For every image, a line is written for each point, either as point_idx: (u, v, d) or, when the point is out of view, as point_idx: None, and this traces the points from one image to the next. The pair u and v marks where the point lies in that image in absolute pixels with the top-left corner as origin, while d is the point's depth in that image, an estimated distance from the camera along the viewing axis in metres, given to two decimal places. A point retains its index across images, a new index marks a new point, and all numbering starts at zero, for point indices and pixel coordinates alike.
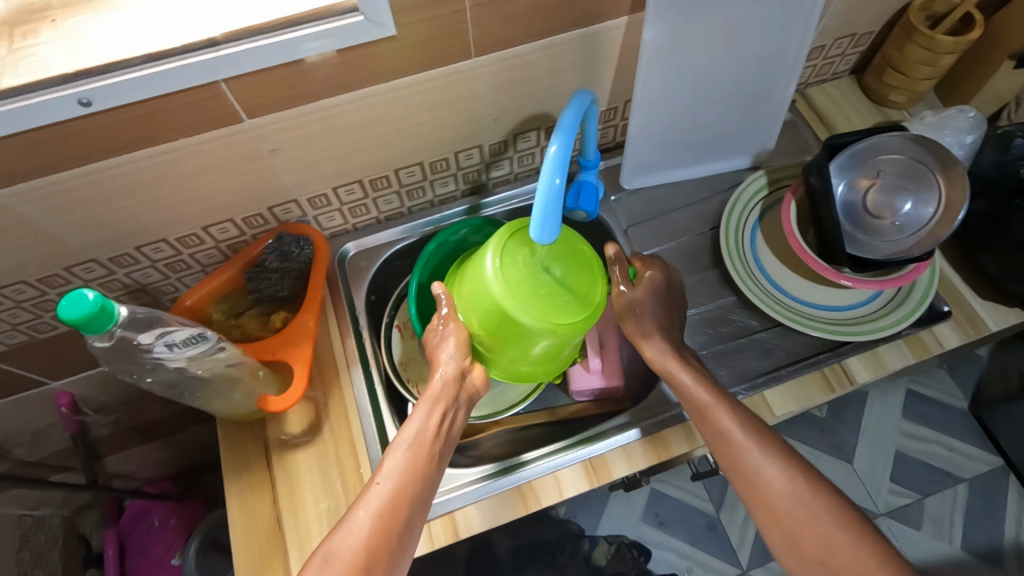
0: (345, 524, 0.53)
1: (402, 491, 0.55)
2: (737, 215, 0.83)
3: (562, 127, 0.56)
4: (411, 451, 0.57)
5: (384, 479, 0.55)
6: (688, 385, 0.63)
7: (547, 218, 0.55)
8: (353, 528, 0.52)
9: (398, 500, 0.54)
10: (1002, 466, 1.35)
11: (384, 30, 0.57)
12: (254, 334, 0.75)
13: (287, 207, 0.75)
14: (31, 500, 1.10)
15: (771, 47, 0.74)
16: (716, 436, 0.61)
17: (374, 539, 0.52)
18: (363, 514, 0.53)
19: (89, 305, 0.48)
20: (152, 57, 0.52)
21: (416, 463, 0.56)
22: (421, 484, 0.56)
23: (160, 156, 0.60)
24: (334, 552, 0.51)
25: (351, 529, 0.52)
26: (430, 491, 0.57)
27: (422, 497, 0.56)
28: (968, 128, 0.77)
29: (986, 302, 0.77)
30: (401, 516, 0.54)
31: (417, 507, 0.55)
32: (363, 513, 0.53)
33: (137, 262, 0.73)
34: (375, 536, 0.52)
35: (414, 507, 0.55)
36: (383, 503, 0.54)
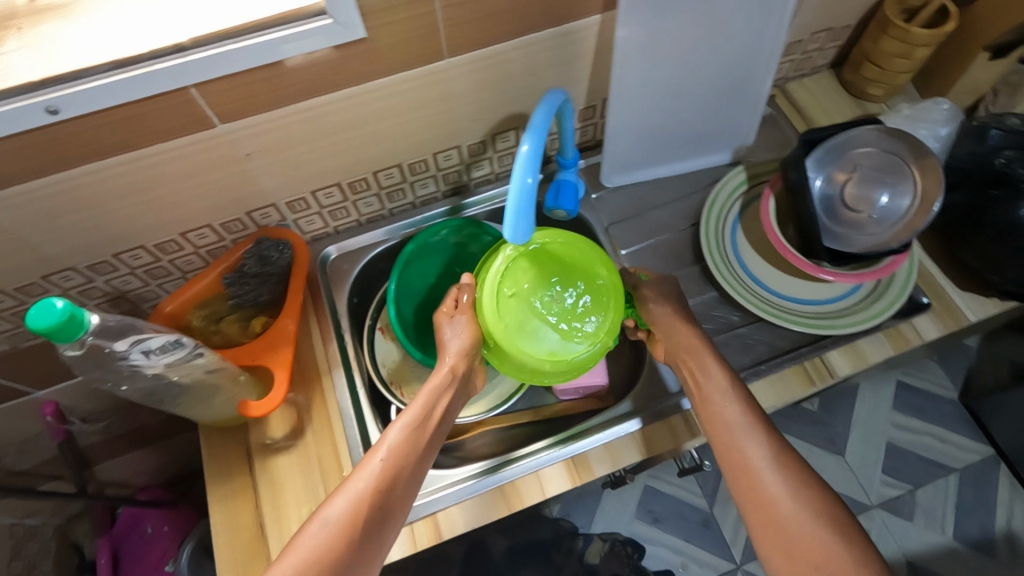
0: (342, 492, 0.56)
1: (399, 467, 0.58)
2: (717, 212, 0.83)
3: (533, 126, 0.56)
4: (411, 431, 0.60)
5: (385, 454, 0.58)
6: (712, 373, 0.64)
7: (520, 217, 0.56)
8: (350, 495, 0.55)
9: (394, 476, 0.57)
10: (993, 455, 1.35)
11: (353, 33, 0.56)
12: (235, 339, 0.75)
13: (265, 212, 0.75)
14: (22, 510, 1.10)
15: (744, 43, 0.74)
16: (724, 427, 0.61)
17: (368, 510, 0.55)
18: (361, 483, 0.56)
19: (58, 314, 0.48)
20: (120, 64, 0.52)
21: (414, 444, 0.60)
22: (417, 463, 0.59)
23: (133, 162, 0.60)
24: (331, 516, 0.54)
25: (348, 496, 0.55)
26: (424, 471, 0.60)
27: (416, 475, 0.59)
28: (943, 120, 0.78)
29: (965, 293, 0.77)
30: (395, 494, 0.57)
31: (412, 485, 0.58)
32: (361, 483, 0.56)
33: (116, 269, 0.72)
34: (370, 507, 0.55)
35: (409, 481, 0.58)
36: (381, 475, 0.56)
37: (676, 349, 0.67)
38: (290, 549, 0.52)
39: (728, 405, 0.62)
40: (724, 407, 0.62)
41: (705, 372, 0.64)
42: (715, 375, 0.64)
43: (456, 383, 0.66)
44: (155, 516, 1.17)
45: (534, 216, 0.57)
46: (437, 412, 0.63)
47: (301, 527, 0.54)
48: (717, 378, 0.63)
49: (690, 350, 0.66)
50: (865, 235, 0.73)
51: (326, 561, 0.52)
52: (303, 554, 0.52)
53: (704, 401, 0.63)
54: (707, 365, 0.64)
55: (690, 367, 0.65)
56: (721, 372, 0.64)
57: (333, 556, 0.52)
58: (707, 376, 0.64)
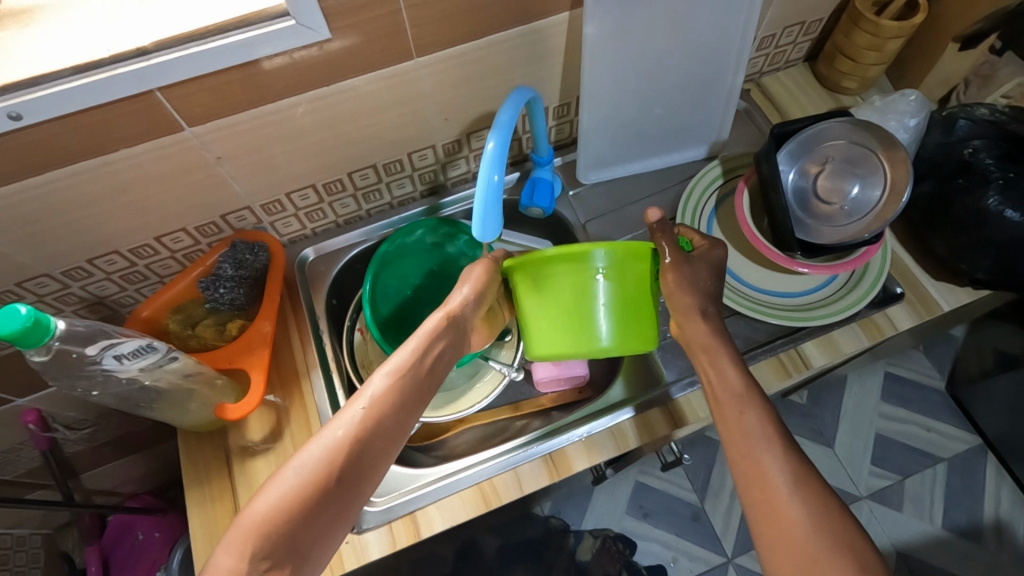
0: (319, 440, 0.54)
1: (381, 415, 0.56)
2: (693, 206, 0.83)
3: (500, 123, 0.56)
4: (398, 377, 0.58)
5: (368, 402, 0.56)
6: (727, 372, 0.62)
7: (487, 214, 0.56)
8: (324, 444, 0.54)
9: (375, 425, 0.55)
10: (979, 444, 1.36)
11: (318, 34, 0.57)
12: (211, 343, 0.74)
13: (240, 215, 0.75)
14: (10, 519, 1.10)
15: (713, 37, 0.75)
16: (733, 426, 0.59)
17: (344, 459, 0.53)
18: (338, 431, 0.54)
19: (21, 319, 0.48)
20: (81, 68, 0.52)
21: (401, 391, 0.58)
22: (400, 413, 0.57)
23: (101, 167, 0.60)
24: (303, 465, 0.52)
25: (324, 444, 0.54)
26: (409, 420, 0.59)
27: (399, 424, 0.57)
28: (912, 112, 0.79)
29: (938, 283, 0.78)
30: (375, 445, 0.55)
31: (394, 436, 0.57)
32: (339, 431, 0.54)
33: (91, 275, 0.72)
34: (347, 457, 0.53)
35: (388, 430, 0.56)
36: (361, 423, 0.55)
37: (690, 344, 0.65)
38: (260, 494, 0.52)
39: (743, 408, 0.59)
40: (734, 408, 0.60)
41: (720, 372, 0.62)
42: (732, 375, 0.61)
43: (451, 332, 0.62)
44: (144, 523, 1.16)
45: (501, 212, 0.58)
46: (429, 360, 0.61)
47: (274, 473, 0.53)
48: (734, 378, 0.61)
49: (705, 350, 0.64)
50: (835, 227, 0.74)
51: (295, 510, 0.51)
52: (273, 501, 0.51)
53: (716, 401, 0.62)
54: (724, 364, 0.62)
55: (703, 365, 0.63)
56: (739, 373, 0.61)
57: (302, 506, 0.51)
58: (722, 375, 0.62)
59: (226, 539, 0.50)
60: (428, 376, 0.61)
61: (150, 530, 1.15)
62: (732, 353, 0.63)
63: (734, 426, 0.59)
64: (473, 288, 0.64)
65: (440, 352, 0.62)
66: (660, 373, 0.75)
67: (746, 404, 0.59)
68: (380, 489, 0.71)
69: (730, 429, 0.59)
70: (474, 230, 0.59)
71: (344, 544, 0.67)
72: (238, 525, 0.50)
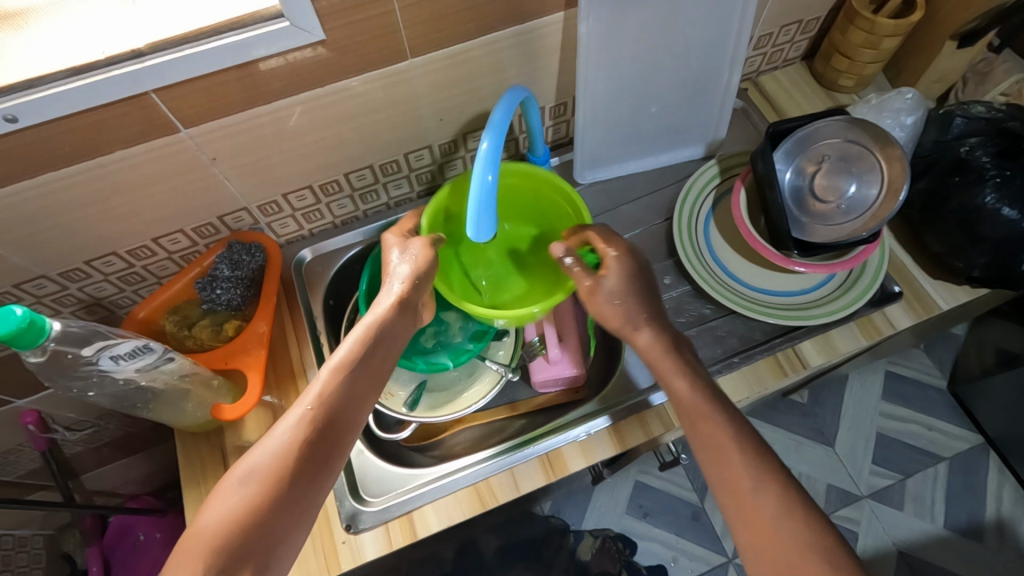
0: (264, 445, 0.54)
1: (327, 413, 0.56)
2: (691, 205, 0.83)
3: (494, 123, 0.56)
4: (342, 372, 0.58)
5: (312, 401, 0.56)
6: None
7: (481, 215, 0.56)
8: (271, 445, 0.53)
9: (323, 423, 0.56)
10: (982, 443, 1.36)
11: (312, 35, 0.57)
12: (207, 344, 0.74)
13: (238, 216, 0.75)
14: (11, 521, 1.10)
15: (707, 36, 0.75)
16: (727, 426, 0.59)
17: (294, 461, 0.53)
18: (285, 430, 0.55)
19: (16, 320, 0.48)
20: (76, 70, 0.52)
21: (347, 385, 0.58)
22: (349, 407, 0.57)
23: (96, 169, 0.60)
24: (252, 470, 0.52)
25: (272, 448, 0.53)
26: (360, 414, 0.59)
27: (350, 419, 0.57)
28: (907, 110, 0.79)
29: (935, 281, 0.78)
30: (325, 442, 0.55)
31: (345, 431, 0.57)
32: (283, 434, 0.54)
33: (89, 276, 0.72)
34: (295, 457, 0.53)
35: (337, 425, 0.56)
36: (309, 421, 0.55)
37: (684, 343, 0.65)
38: (207, 509, 0.51)
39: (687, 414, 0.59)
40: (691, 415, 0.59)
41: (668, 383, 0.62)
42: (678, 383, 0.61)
43: (397, 320, 0.64)
44: (145, 524, 1.16)
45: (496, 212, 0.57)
46: (375, 352, 0.61)
47: (220, 485, 0.52)
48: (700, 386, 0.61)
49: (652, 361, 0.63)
50: (830, 226, 0.73)
51: (245, 519, 0.50)
52: (222, 512, 0.50)
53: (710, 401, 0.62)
54: None
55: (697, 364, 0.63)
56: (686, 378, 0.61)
57: (254, 511, 0.50)
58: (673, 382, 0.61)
59: (174, 558, 0.48)
60: (376, 365, 0.61)
61: (151, 530, 1.16)
62: (699, 360, 0.63)
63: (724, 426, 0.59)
64: (412, 267, 0.66)
65: (388, 340, 0.63)
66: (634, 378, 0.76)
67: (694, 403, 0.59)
68: (376, 489, 0.71)
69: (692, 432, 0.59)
70: (468, 230, 0.59)
71: (339, 544, 0.67)
72: (187, 542, 0.49)
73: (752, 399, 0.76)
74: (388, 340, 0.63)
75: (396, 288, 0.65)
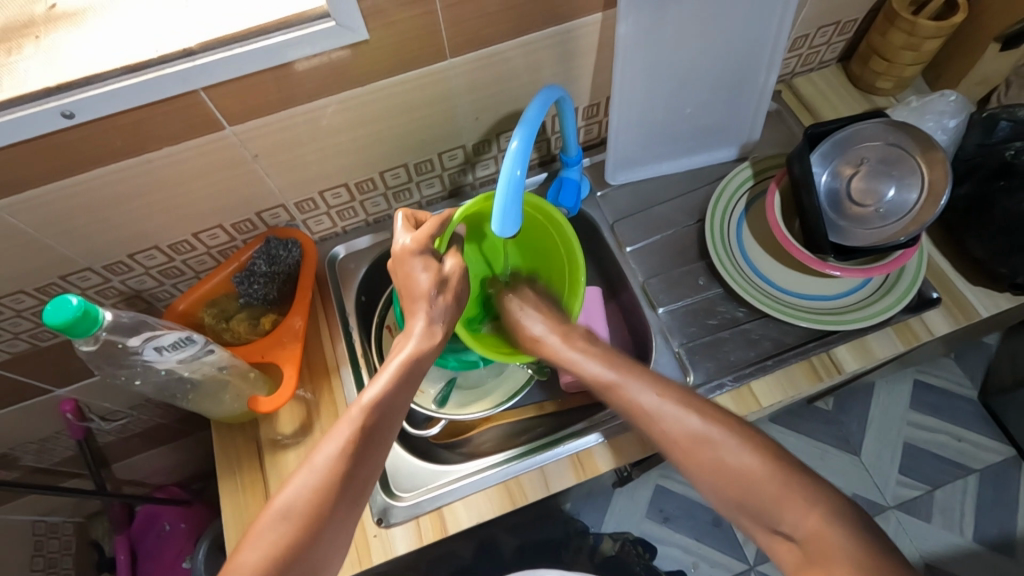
0: (300, 480, 0.55)
1: (359, 448, 0.56)
2: (723, 208, 0.83)
3: (526, 120, 0.57)
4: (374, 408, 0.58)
5: (350, 434, 0.56)
6: None
7: (508, 210, 0.57)
8: (306, 481, 0.54)
9: (354, 459, 0.56)
10: (1014, 455, 1.32)
11: (356, 35, 0.58)
12: (245, 337, 0.75)
13: (275, 212, 0.76)
14: (45, 507, 1.14)
15: (745, 37, 0.75)
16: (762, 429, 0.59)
17: (328, 499, 0.54)
18: (318, 465, 0.55)
19: (72, 309, 0.50)
20: (132, 68, 0.55)
21: (375, 421, 0.57)
22: (378, 442, 0.57)
23: (143, 165, 0.62)
24: (289, 507, 0.53)
25: (307, 484, 0.54)
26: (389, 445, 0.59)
27: (380, 452, 0.58)
28: (951, 112, 0.78)
29: (976, 288, 0.77)
30: (356, 477, 0.56)
31: (374, 464, 0.57)
32: (319, 468, 0.55)
33: (132, 269, 0.74)
34: (327, 494, 0.54)
35: (370, 459, 0.57)
36: (342, 456, 0.55)
37: None
38: (249, 540, 0.52)
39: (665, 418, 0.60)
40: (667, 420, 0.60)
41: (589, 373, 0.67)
42: (594, 368, 0.67)
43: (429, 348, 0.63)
44: (172, 514, 1.18)
45: (522, 207, 0.58)
46: (407, 384, 0.61)
47: (260, 516, 0.54)
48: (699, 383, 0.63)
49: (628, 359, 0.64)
50: (869, 229, 0.72)
51: (284, 554, 0.52)
52: (260, 548, 0.52)
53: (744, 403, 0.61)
54: None
55: None
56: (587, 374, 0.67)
57: (292, 548, 0.52)
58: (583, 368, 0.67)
59: None
60: (407, 394, 0.61)
61: (176, 521, 1.18)
62: None
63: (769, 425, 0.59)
64: (450, 296, 0.65)
65: (416, 369, 0.62)
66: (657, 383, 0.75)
67: (625, 384, 0.63)
68: (408, 484, 0.71)
69: (682, 434, 0.59)
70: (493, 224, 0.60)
71: (371, 537, 0.67)
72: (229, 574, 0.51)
73: (784, 404, 0.75)
74: (419, 370, 0.62)
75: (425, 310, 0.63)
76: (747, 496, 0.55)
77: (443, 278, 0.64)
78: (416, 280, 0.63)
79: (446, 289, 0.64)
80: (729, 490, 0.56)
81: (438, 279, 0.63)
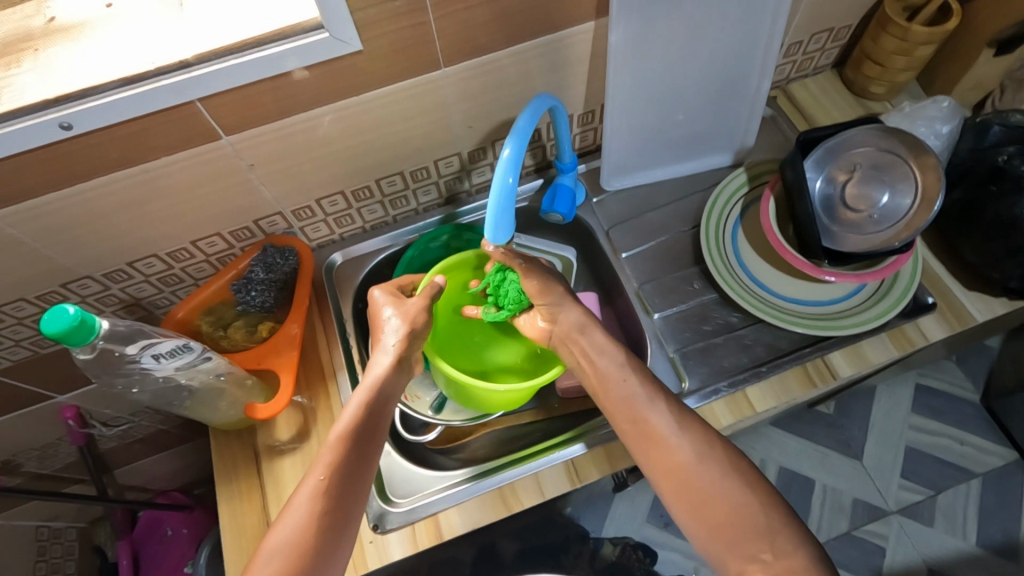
0: (288, 518, 0.55)
1: (338, 480, 0.57)
2: (717, 214, 0.83)
3: (518, 129, 0.57)
4: (347, 440, 0.59)
5: (324, 469, 0.57)
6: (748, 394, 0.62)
7: (500, 217, 0.57)
8: (291, 521, 0.55)
9: (337, 490, 0.57)
10: (1017, 459, 1.32)
11: (350, 46, 0.59)
12: (242, 344, 0.76)
13: (272, 220, 0.77)
14: (48, 512, 1.15)
15: (737, 44, 0.75)
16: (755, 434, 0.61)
17: (314, 532, 0.54)
18: (300, 503, 0.56)
19: (69, 318, 0.51)
20: (128, 81, 0.55)
21: (354, 453, 0.59)
22: (360, 474, 0.58)
23: (140, 175, 0.63)
24: (277, 547, 0.53)
25: (294, 522, 0.55)
26: (371, 475, 0.59)
27: (361, 481, 0.58)
28: (943, 118, 0.78)
29: (971, 292, 0.77)
30: (343, 507, 0.56)
31: (359, 494, 0.58)
32: (302, 503, 0.56)
33: (131, 277, 0.75)
34: (318, 526, 0.55)
35: (352, 489, 0.57)
36: (323, 491, 0.56)
37: None
38: None
39: (657, 409, 0.61)
40: (657, 412, 0.61)
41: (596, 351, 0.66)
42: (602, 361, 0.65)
43: (394, 374, 0.64)
44: (174, 519, 1.19)
45: (514, 215, 0.58)
46: (380, 414, 0.62)
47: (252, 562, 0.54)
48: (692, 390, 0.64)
49: (623, 362, 0.64)
50: (862, 235, 0.73)
51: None
52: None
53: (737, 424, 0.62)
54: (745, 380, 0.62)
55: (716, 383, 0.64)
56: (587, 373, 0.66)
57: None
58: (597, 350, 0.66)
59: None
60: (382, 424, 0.62)
61: (179, 526, 1.19)
62: None
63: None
64: (404, 324, 0.66)
65: (388, 398, 0.63)
66: None
67: (627, 375, 0.63)
68: (403, 490, 0.72)
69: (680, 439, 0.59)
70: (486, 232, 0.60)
71: (366, 543, 0.68)
72: None
73: (780, 410, 0.75)
74: (388, 401, 0.63)
75: (392, 345, 0.65)
76: (738, 502, 0.56)
77: (403, 313, 0.67)
78: (387, 327, 0.66)
79: (405, 322, 0.66)
80: (701, 499, 0.56)
81: (401, 316, 0.67)
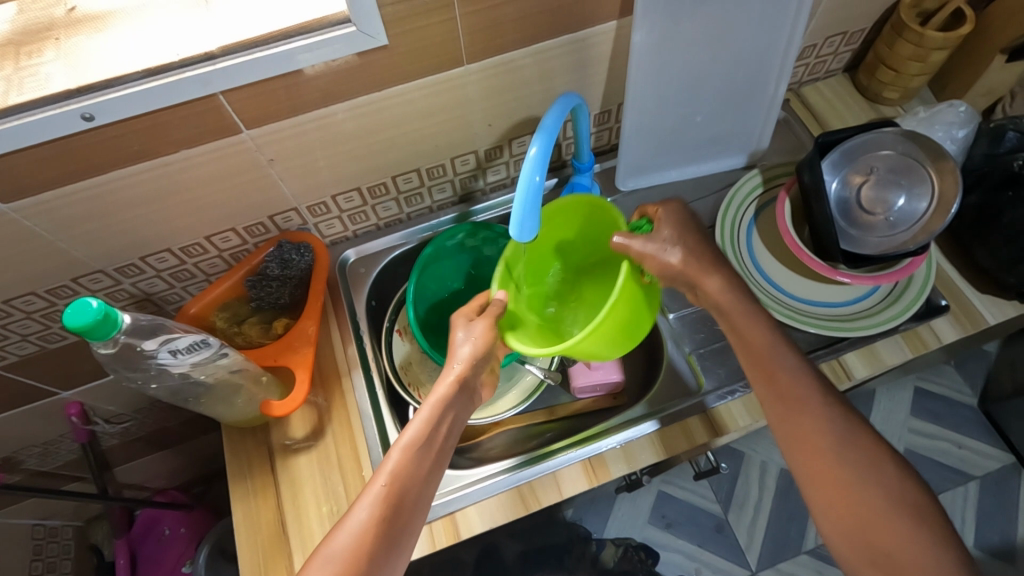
0: (346, 525, 0.55)
1: (398, 492, 0.56)
2: (732, 215, 0.83)
3: (545, 127, 0.57)
4: (412, 453, 0.58)
5: (386, 479, 0.57)
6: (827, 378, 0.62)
7: (526, 217, 0.57)
8: (350, 526, 0.55)
9: (397, 501, 0.56)
10: (1014, 462, 1.33)
11: (376, 41, 0.58)
12: (257, 341, 0.76)
13: (287, 216, 0.76)
14: (45, 511, 1.13)
15: (756, 46, 0.76)
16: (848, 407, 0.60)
17: (371, 541, 0.54)
18: (361, 510, 0.56)
19: (93, 312, 0.51)
20: (152, 72, 0.55)
21: (416, 466, 0.58)
22: (420, 488, 0.58)
23: (157, 169, 0.62)
24: (335, 550, 0.53)
25: (352, 528, 0.55)
26: (431, 490, 0.59)
27: (421, 496, 0.58)
28: (959, 122, 0.79)
29: (983, 296, 0.78)
30: (399, 519, 0.56)
31: (418, 506, 0.58)
32: (363, 512, 0.55)
33: (143, 272, 0.74)
34: (377, 535, 0.54)
35: (412, 501, 0.57)
36: (383, 501, 0.56)
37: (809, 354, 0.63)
38: None
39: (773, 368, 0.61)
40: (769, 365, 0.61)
41: (741, 335, 0.64)
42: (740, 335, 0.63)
43: (461, 393, 0.63)
44: (172, 518, 1.17)
45: (540, 214, 0.58)
46: (446, 429, 0.61)
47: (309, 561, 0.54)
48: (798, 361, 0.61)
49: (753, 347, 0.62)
50: (879, 237, 0.73)
51: None
52: None
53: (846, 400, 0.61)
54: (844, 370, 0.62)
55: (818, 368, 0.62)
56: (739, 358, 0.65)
57: None
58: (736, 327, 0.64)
59: None
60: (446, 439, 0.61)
61: (176, 525, 1.17)
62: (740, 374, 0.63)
63: (789, 426, 0.60)
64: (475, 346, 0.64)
65: (451, 417, 0.62)
66: (698, 378, 0.76)
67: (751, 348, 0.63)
68: None
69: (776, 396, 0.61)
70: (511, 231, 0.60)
71: None
72: None
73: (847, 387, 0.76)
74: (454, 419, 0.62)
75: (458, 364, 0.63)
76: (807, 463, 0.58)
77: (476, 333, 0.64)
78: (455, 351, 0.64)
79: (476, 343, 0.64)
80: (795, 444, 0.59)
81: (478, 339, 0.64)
